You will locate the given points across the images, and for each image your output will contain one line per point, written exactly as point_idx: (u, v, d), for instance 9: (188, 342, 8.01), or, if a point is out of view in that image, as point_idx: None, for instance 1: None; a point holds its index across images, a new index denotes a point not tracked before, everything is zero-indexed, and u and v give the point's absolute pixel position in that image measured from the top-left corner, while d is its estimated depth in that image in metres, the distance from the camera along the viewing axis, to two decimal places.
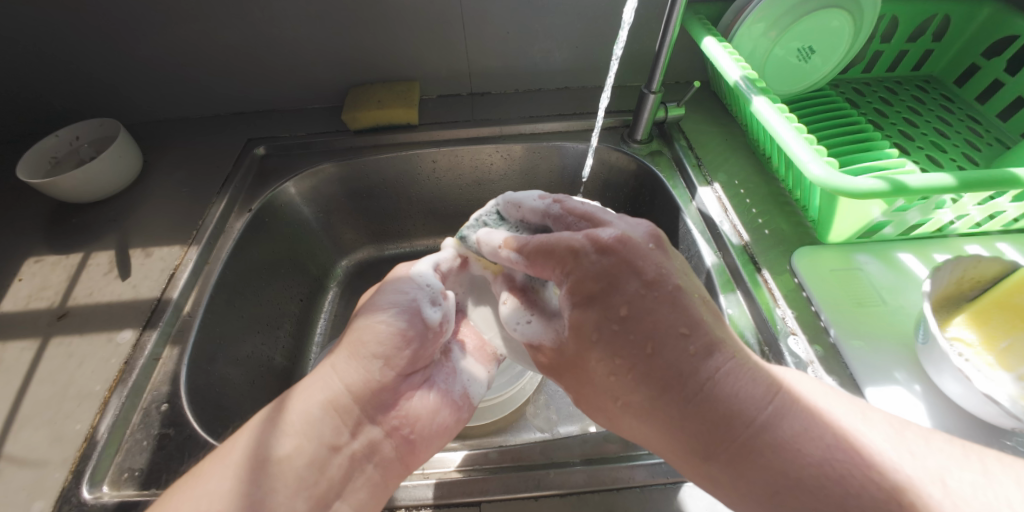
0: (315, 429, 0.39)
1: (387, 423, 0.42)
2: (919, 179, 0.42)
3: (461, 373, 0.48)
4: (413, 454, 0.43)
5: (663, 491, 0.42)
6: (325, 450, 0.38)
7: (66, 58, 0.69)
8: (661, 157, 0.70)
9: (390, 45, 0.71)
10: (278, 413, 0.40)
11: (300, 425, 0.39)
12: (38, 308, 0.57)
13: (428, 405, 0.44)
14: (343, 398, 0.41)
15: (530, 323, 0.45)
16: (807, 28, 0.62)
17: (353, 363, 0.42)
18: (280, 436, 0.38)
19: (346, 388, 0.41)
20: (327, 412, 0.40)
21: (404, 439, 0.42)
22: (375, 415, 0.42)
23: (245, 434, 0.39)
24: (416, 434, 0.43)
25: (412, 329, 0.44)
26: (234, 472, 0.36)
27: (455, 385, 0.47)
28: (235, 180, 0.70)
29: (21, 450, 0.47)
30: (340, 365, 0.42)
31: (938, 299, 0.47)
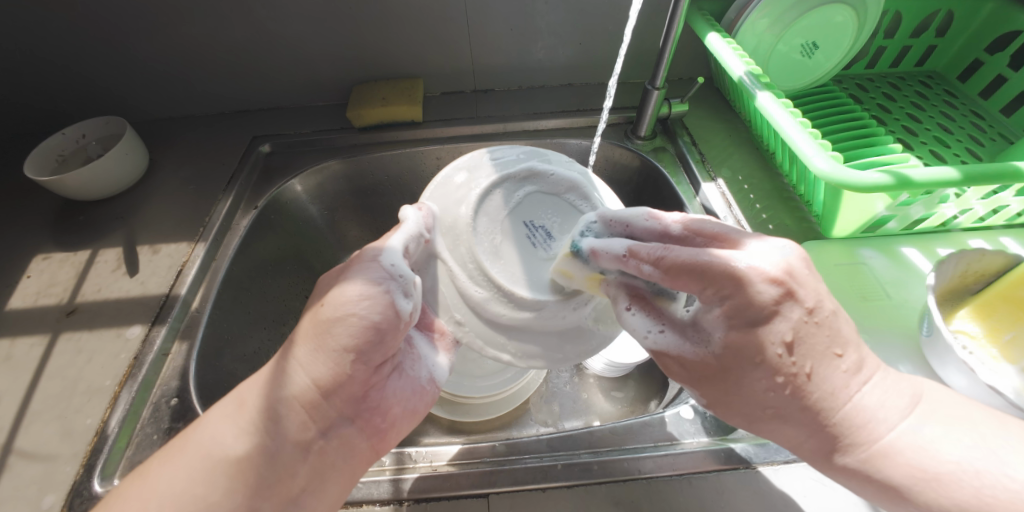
0: (274, 431, 0.36)
1: (360, 418, 0.40)
2: (924, 172, 0.42)
3: (426, 357, 0.45)
4: (383, 439, 0.42)
5: (669, 482, 0.42)
6: (286, 450, 0.36)
7: (72, 57, 0.69)
8: (664, 153, 0.70)
9: (394, 43, 0.72)
10: (240, 407, 0.37)
11: (258, 423, 0.36)
12: (47, 305, 0.58)
13: (400, 394, 0.42)
14: (307, 396, 0.37)
15: (662, 333, 0.36)
16: (810, 24, 0.62)
17: (319, 356, 0.37)
18: (238, 435, 0.36)
19: (308, 386, 0.37)
20: (289, 411, 0.37)
21: (375, 428, 0.41)
22: (348, 410, 0.39)
23: (206, 425, 0.37)
24: (388, 423, 0.41)
25: (385, 322, 0.37)
26: (188, 474, 0.35)
27: (420, 371, 0.45)
28: (240, 177, 0.70)
29: (32, 445, 0.47)
30: (303, 362, 0.37)
31: (942, 293, 0.47)
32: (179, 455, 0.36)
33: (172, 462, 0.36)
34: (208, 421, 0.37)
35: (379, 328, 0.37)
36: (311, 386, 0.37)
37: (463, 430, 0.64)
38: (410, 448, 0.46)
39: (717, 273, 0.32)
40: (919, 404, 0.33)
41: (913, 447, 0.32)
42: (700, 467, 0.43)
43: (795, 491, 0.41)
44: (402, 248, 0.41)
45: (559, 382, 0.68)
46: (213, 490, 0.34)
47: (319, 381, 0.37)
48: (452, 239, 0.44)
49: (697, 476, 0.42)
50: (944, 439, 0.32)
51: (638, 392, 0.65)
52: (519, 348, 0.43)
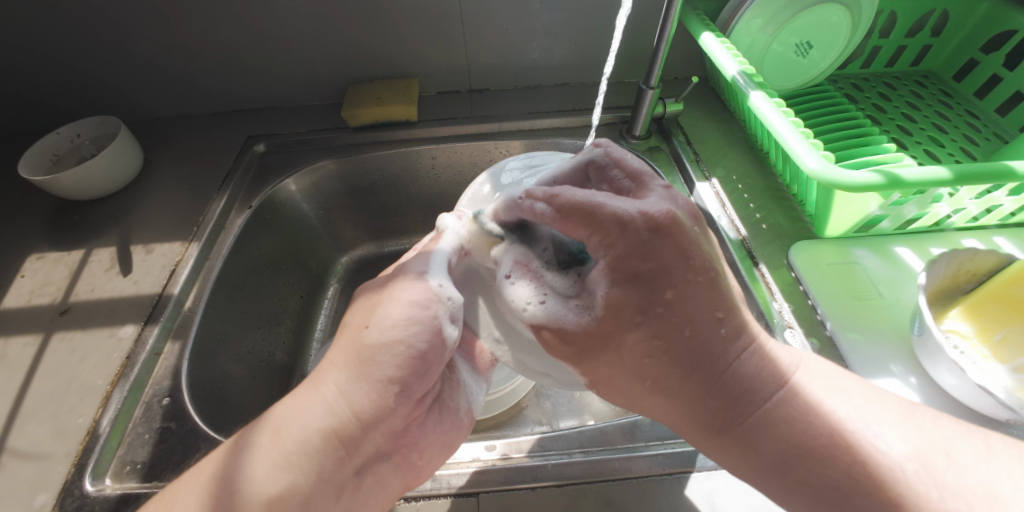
0: (306, 465, 0.35)
1: (398, 455, 0.39)
2: (915, 172, 0.43)
3: (466, 385, 0.44)
4: (415, 474, 0.40)
5: (659, 482, 0.42)
6: (320, 486, 0.35)
7: (66, 56, 0.69)
8: (659, 152, 0.70)
9: (389, 42, 0.72)
10: (268, 438, 0.36)
11: (291, 458, 0.35)
12: (40, 304, 0.58)
13: (438, 431, 0.40)
14: (346, 430, 0.36)
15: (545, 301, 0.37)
16: (804, 23, 0.62)
17: (362, 387, 0.36)
18: (273, 471, 0.35)
19: (347, 420, 0.36)
20: (323, 443, 0.36)
21: (409, 464, 0.40)
22: (386, 445, 0.38)
23: (235, 453, 0.36)
24: (424, 459, 0.40)
25: (431, 352, 0.37)
26: (213, 506, 0.34)
27: (461, 401, 0.43)
28: (235, 177, 0.70)
29: (24, 444, 0.47)
30: (347, 393, 0.36)
31: (933, 292, 0.47)
32: (210, 492, 0.35)
33: (197, 492, 0.35)
34: (235, 453, 0.37)
35: (423, 358, 0.37)
36: (350, 418, 0.36)
37: None
38: None
39: (602, 218, 0.33)
40: (799, 370, 0.35)
41: (848, 412, 0.34)
42: (690, 467, 0.42)
43: None
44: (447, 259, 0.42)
45: None
46: None
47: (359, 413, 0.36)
48: (497, 252, 0.43)
49: (688, 476, 0.42)
50: (839, 400, 0.34)
51: None
52: (554, 371, 0.42)
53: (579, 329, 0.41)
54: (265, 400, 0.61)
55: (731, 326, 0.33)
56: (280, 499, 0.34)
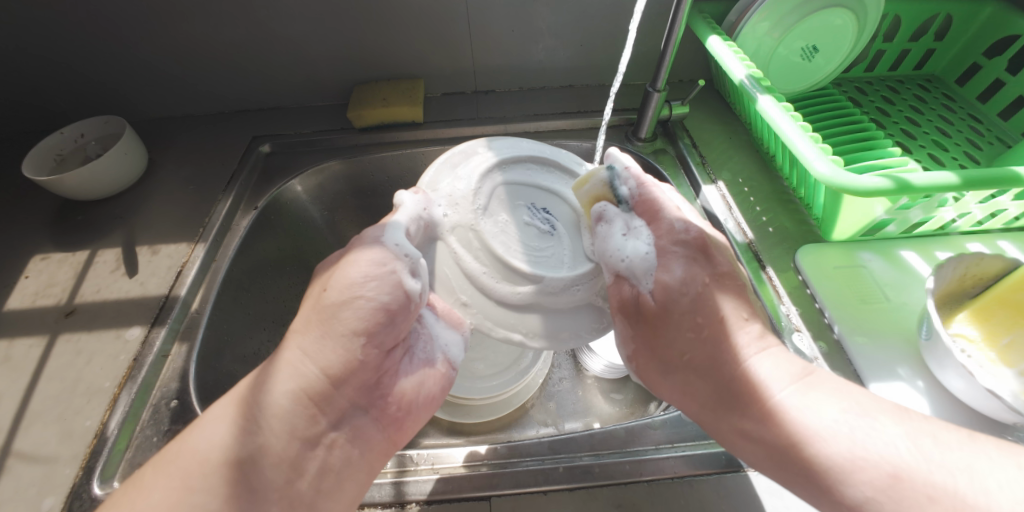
0: (284, 425, 0.36)
1: (374, 406, 0.40)
2: (923, 177, 0.43)
3: (439, 336, 0.44)
4: (400, 430, 0.41)
5: (670, 485, 0.42)
6: (298, 442, 0.36)
7: (70, 56, 0.69)
8: (665, 155, 0.70)
9: (395, 43, 0.71)
10: (242, 406, 0.36)
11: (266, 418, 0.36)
12: (45, 305, 0.57)
13: (414, 379, 0.42)
14: (318, 388, 0.37)
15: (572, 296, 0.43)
16: (810, 27, 0.63)
17: (328, 343, 0.37)
18: (244, 434, 0.35)
19: (316, 377, 0.37)
20: (296, 401, 0.37)
21: (392, 416, 0.41)
22: (359, 398, 0.39)
23: (206, 424, 0.36)
24: (404, 410, 0.41)
25: (394, 303, 0.38)
26: (186, 477, 0.34)
27: (433, 352, 0.43)
28: (240, 177, 0.70)
29: (31, 446, 0.47)
30: (315, 351, 0.37)
31: (941, 297, 0.48)
32: (174, 463, 0.35)
33: (173, 468, 0.35)
34: (207, 421, 0.36)
35: (388, 311, 0.38)
36: (320, 374, 0.37)
37: (462, 431, 0.64)
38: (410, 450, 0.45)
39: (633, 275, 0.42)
40: (808, 376, 0.38)
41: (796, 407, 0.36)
42: (701, 469, 0.43)
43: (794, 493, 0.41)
44: (405, 227, 0.41)
45: (558, 383, 0.68)
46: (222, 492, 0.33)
47: (326, 369, 0.37)
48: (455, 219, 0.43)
49: (699, 479, 0.42)
50: (817, 404, 0.36)
51: (637, 393, 0.66)
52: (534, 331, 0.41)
53: (552, 279, 0.41)
54: None
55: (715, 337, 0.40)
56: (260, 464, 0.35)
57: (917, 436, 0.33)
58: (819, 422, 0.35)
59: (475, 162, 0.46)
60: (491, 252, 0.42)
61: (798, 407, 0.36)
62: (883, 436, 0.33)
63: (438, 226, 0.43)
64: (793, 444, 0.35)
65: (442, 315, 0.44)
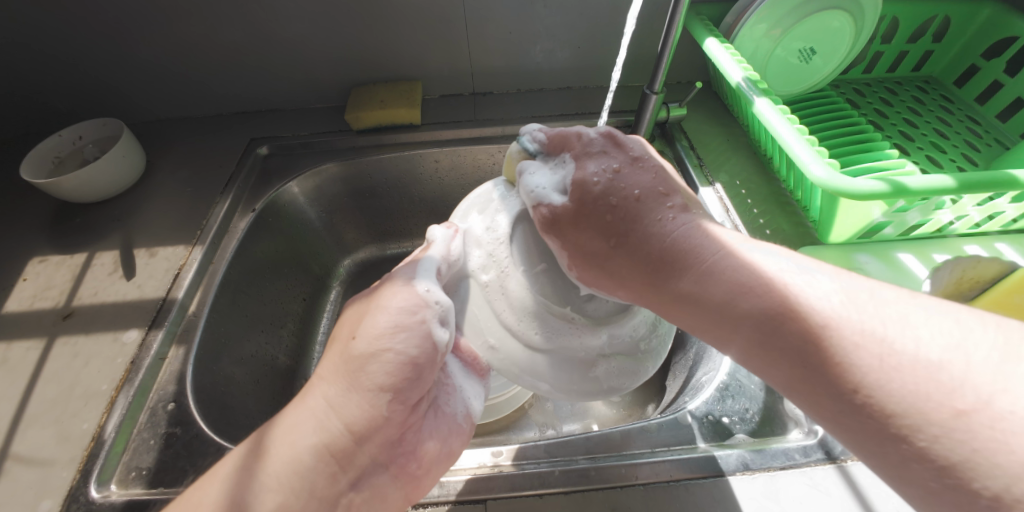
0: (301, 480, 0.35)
1: (394, 463, 0.38)
2: (919, 179, 0.43)
3: (462, 389, 0.43)
4: (418, 487, 0.39)
5: (665, 489, 0.42)
6: (311, 494, 0.35)
7: (68, 58, 0.69)
8: (662, 157, 0.70)
9: (393, 44, 0.71)
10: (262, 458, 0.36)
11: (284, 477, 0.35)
12: (43, 308, 0.57)
13: (437, 436, 0.39)
14: (338, 443, 0.36)
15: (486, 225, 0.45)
16: (808, 29, 0.63)
17: (353, 397, 0.36)
18: (261, 490, 0.35)
19: (337, 435, 0.36)
20: (312, 456, 0.36)
21: (411, 475, 0.38)
22: (381, 455, 0.37)
23: (230, 468, 0.37)
24: (424, 469, 0.39)
25: (422, 357, 0.37)
26: None
27: (456, 405, 0.42)
28: (238, 180, 0.70)
29: (27, 449, 0.47)
30: (339, 408, 0.36)
31: (938, 299, 0.48)
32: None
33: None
34: (240, 471, 0.36)
35: (412, 371, 0.36)
36: (342, 430, 0.36)
37: None
38: None
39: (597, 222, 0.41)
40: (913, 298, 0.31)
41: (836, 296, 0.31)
42: (697, 473, 0.43)
43: (792, 497, 0.41)
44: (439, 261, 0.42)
45: None
46: None
47: (349, 429, 0.36)
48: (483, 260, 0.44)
49: (695, 482, 0.42)
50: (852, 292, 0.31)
51: (634, 396, 0.66)
52: (555, 376, 0.43)
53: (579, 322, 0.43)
54: (268, 403, 0.61)
55: (675, 204, 0.40)
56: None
57: (924, 312, 0.29)
58: (819, 302, 0.31)
59: (509, 198, 0.46)
60: (516, 295, 0.42)
61: (800, 283, 0.32)
62: (896, 325, 0.29)
63: (468, 269, 0.44)
64: (788, 314, 0.31)
65: (467, 367, 0.44)
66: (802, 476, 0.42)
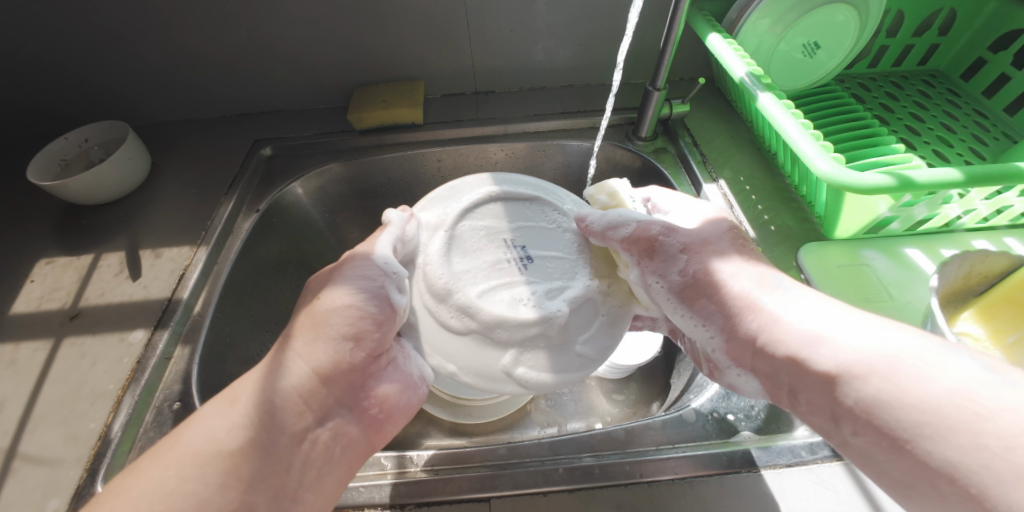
0: (268, 433, 0.37)
1: (356, 405, 0.41)
2: (926, 174, 0.42)
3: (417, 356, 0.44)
4: (379, 432, 0.43)
5: (671, 486, 0.42)
6: (278, 443, 0.37)
7: (73, 61, 0.69)
8: (665, 153, 0.70)
9: (396, 44, 0.71)
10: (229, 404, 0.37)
11: (238, 433, 0.36)
12: (50, 309, 0.58)
13: (396, 385, 0.43)
14: (304, 394, 0.39)
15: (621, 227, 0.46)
16: (812, 24, 0.62)
17: (319, 346, 0.40)
18: (231, 428, 0.36)
19: (305, 381, 0.39)
20: (281, 407, 0.38)
21: (374, 419, 0.42)
22: (347, 398, 0.41)
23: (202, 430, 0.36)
24: (387, 414, 0.42)
25: (380, 313, 0.41)
26: (177, 466, 0.34)
27: (410, 369, 0.44)
28: (242, 181, 0.70)
29: (36, 448, 0.48)
30: (306, 353, 0.39)
31: (945, 294, 0.47)
32: (154, 462, 0.35)
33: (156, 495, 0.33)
34: (201, 417, 0.37)
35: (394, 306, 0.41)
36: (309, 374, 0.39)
37: (465, 432, 0.64)
38: (411, 451, 0.45)
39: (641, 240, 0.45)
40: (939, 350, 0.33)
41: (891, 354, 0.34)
42: (702, 470, 0.42)
43: (798, 494, 0.41)
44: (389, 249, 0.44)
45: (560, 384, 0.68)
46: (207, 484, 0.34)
47: (315, 374, 0.39)
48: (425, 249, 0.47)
49: (698, 480, 0.42)
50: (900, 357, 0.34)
51: (639, 394, 0.65)
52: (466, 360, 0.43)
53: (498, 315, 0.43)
54: None
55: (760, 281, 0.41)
56: (243, 470, 0.35)
57: (885, 330, 0.34)
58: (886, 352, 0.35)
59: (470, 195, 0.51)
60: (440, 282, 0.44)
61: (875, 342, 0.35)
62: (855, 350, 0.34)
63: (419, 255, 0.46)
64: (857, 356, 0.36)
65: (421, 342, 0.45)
66: (808, 473, 0.42)
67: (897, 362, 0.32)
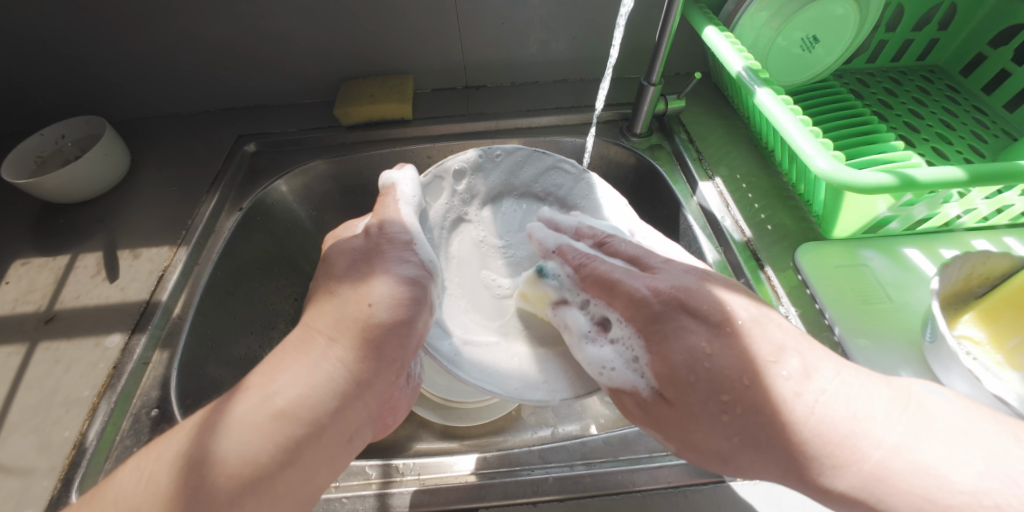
0: (214, 482, 0.32)
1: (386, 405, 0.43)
2: (928, 172, 0.41)
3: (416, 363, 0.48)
4: (392, 414, 0.44)
5: (664, 495, 0.41)
6: (229, 496, 0.32)
7: (46, 55, 0.67)
8: (660, 150, 0.68)
9: (385, 37, 0.69)
10: (211, 415, 0.35)
11: (206, 450, 0.33)
12: (25, 311, 0.56)
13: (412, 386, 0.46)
14: (265, 450, 0.34)
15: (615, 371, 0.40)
16: (810, 17, 0.61)
17: (329, 360, 0.38)
18: (226, 436, 0.34)
19: (267, 437, 0.34)
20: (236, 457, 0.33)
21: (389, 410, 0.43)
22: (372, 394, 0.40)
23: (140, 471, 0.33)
24: (398, 403, 0.44)
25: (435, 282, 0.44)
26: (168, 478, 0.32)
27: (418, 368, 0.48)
28: (224, 179, 0.68)
29: (7, 458, 0.46)
30: (277, 399, 0.35)
31: (946, 296, 0.46)
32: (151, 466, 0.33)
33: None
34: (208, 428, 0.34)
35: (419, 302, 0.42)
36: (277, 426, 0.34)
37: (456, 435, 0.63)
38: (397, 459, 0.44)
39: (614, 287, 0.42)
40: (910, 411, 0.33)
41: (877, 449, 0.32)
42: (697, 478, 0.41)
43: (791, 503, 0.40)
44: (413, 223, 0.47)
45: None
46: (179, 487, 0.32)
47: (281, 430, 0.34)
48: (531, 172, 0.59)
49: (692, 489, 0.41)
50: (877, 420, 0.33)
51: None
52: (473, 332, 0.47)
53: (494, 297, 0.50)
54: None
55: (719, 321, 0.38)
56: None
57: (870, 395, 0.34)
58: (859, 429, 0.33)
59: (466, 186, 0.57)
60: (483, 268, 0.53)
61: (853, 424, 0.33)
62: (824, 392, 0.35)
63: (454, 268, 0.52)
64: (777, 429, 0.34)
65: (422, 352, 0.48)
66: None
67: (865, 417, 0.33)
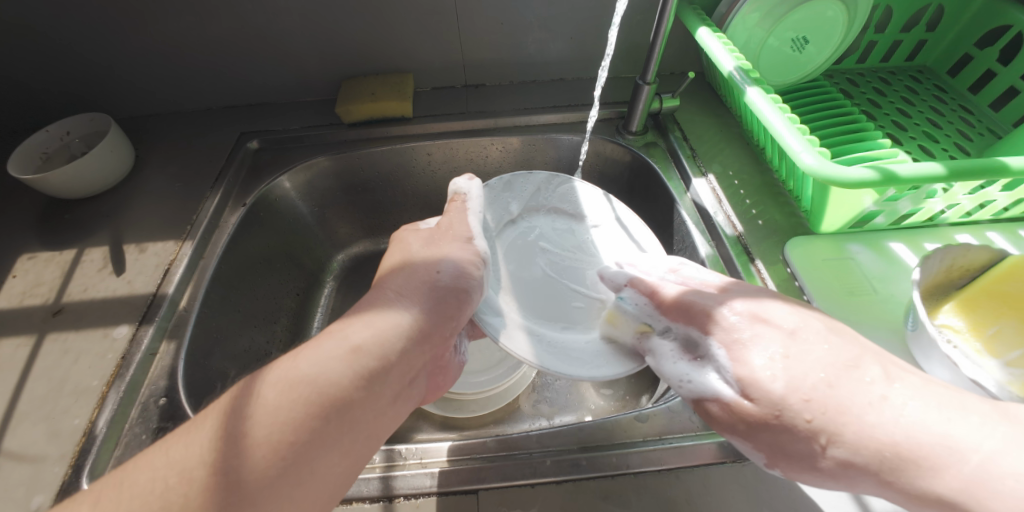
0: (293, 411, 0.34)
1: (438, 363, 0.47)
2: (909, 167, 0.42)
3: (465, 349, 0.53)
4: (440, 382, 0.48)
5: (657, 477, 0.42)
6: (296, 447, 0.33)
7: (51, 52, 0.68)
8: (655, 148, 0.70)
9: (385, 35, 0.70)
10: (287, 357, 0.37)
11: (292, 389, 0.35)
12: (33, 304, 0.57)
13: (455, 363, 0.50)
14: (342, 380, 0.36)
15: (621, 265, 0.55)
16: (800, 18, 0.62)
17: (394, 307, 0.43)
18: (305, 366, 0.36)
19: (346, 369, 0.36)
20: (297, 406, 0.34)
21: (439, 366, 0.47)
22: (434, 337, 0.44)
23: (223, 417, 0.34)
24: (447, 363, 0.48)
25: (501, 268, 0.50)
26: (254, 421, 0.33)
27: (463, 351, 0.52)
28: (228, 174, 0.69)
29: (19, 446, 0.47)
30: (353, 337, 0.39)
31: (928, 288, 0.47)
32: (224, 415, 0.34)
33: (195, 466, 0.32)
34: (287, 374, 0.36)
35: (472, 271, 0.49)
36: (354, 358, 0.37)
37: (455, 426, 0.65)
38: (399, 445, 0.45)
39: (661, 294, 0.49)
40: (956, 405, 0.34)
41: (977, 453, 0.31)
42: (687, 462, 0.42)
43: (780, 484, 0.41)
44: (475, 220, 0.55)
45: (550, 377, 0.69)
46: (270, 424, 0.33)
47: (358, 361, 0.37)
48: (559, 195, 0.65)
49: (683, 470, 0.42)
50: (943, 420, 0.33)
51: (627, 390, 0.67)
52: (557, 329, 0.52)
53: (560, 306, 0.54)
54: None
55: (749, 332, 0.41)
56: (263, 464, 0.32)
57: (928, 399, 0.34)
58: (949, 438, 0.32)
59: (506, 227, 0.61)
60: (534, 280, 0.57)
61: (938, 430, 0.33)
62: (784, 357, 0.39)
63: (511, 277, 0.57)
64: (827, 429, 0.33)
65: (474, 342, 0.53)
66: None
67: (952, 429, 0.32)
